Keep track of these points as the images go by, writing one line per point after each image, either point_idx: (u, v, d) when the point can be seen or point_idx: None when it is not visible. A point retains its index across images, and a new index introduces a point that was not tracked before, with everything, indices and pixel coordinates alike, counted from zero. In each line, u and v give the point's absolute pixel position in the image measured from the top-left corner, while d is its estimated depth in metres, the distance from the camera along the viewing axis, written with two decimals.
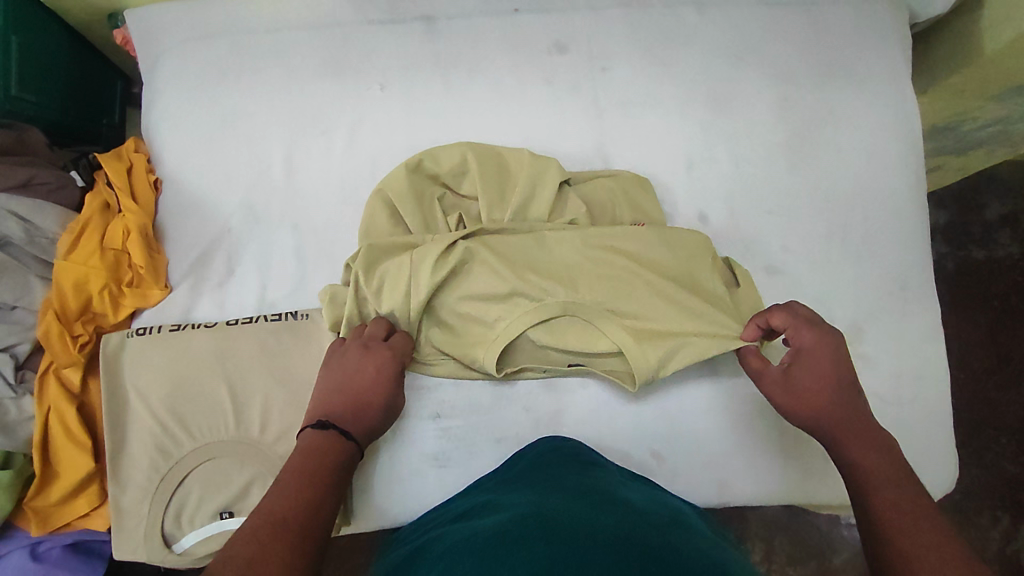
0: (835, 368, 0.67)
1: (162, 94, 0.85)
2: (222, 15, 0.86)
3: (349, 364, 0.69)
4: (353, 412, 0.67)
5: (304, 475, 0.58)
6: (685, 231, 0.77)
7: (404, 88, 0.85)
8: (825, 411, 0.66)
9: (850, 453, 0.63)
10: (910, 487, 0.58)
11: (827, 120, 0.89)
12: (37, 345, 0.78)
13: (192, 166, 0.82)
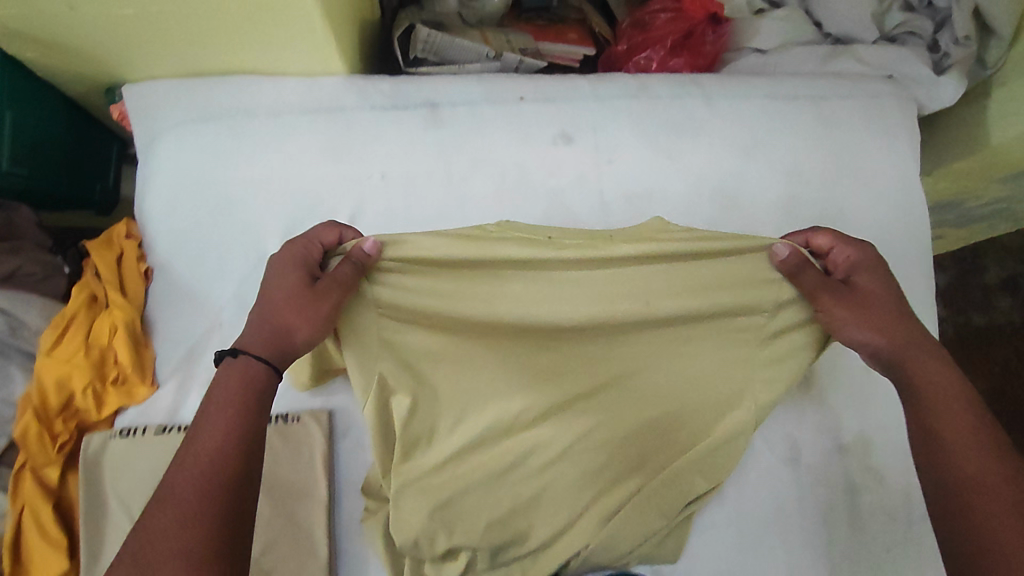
0: (895, 304, 0.66)
1: (158, 178, 0.83)
2: (220, 95, 0.84)
3: (273, 277, 0.63)
4: (275, 326, 0.60)
5: (225, 413, 0.54)
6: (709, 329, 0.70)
7: (405, 176, 0.84)
8: (891, 336, 0.64)
9: (917, 375, 0.62)
10: (998, 463, 0.55)
11: (834, 218, 0.88)
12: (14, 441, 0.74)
13: (183, 255, 0.80)
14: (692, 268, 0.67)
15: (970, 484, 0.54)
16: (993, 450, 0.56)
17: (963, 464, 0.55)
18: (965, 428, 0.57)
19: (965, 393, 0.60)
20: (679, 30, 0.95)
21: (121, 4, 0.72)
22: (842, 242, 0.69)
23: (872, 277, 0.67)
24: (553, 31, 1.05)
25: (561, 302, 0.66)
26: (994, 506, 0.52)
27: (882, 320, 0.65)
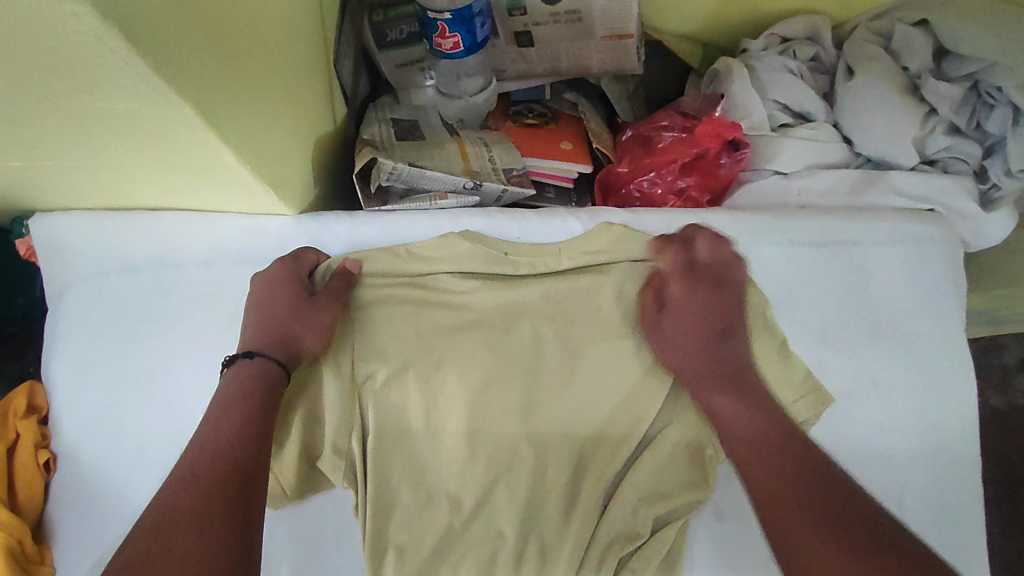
0: (703, 318, 0.68)
1: (68, 341, 0.69)
2: (141, 240, 0.70)
3: (271, 294, 0.67)
4: (284, 334, 0.65)
5: (230, 408, 0.58)
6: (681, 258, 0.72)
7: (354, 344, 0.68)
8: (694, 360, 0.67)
9: (717, 407, 0.63)
10: (803, 481, 0.54)
11: (883, 395, 0.71)
12: None
13: (90, 440, 0.66)
14: (662, 274, 0.72)
15: (776, 498, 0.54)
16: (789, 458, 0.56)
17: (765, 484, 0.55)
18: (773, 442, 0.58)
19: (767, 407, 0.62)
20: (687, 156, 0.83)
21: (5, 156, 0.58)
22: (703, 262, 0.72)
23: (687, 313, 0.68)
24: (545, 137, 0.91)
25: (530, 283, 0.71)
26: (788, 508, 0.53)
27: (687, 351, 0.67)
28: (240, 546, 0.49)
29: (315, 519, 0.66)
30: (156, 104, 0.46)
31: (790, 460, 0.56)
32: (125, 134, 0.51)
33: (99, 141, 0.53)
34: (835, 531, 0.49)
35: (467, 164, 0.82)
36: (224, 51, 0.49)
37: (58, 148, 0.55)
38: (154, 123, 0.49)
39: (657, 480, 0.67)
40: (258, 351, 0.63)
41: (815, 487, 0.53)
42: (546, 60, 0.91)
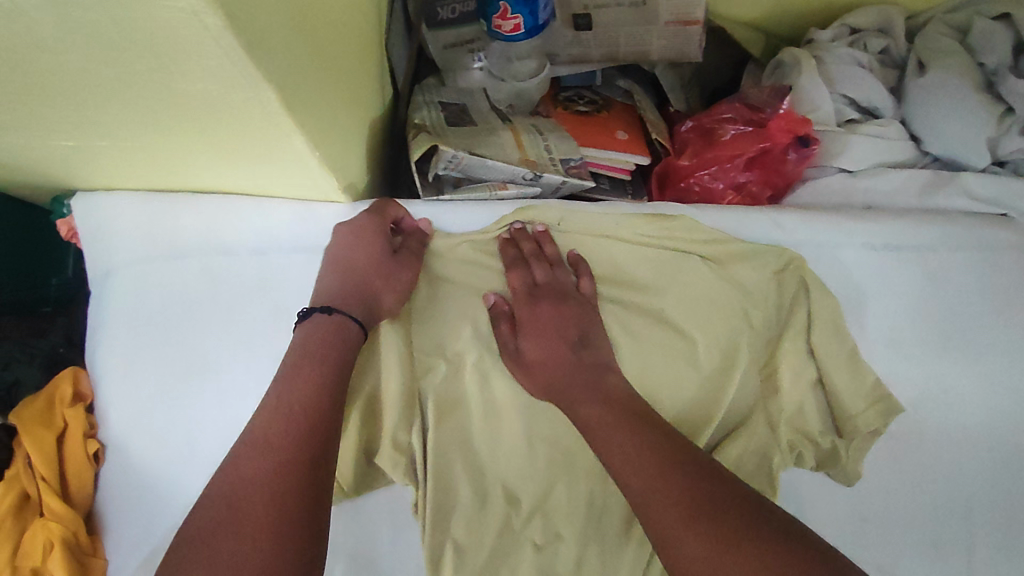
0: (558, 313, 0.66)
1: (114, 328, 0.67)
2: (191, 224, 0.66)
3: (353, 245, 0.64)
4: (366, 288, 0.63)
5: (300, 370, 0.56)
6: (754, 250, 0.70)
7: (414, 340, 0.65)
8: (552, 367, 0.64)
9: (582, 415, 0.60)
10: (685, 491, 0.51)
11: (953, 404, 0.69)
12: None
13: (140, 432, 0.64)
14: (733, 272, 0.70)
15: (656, 515, 0.51)
16: (688, 466, 0.53)
17: (653, 503, 0.52)
18: (649, 461, 0.54)
19: (653, 425, 0.58)
20: (754, 150, 0.80)
21: (58, 136, 0.55)
22: (541, 244, 0.69)
23: (539, 334, 0.65)
24: (601, 125, 0.88)
25: (614, 256, 0.70)
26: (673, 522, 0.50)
27: (556, 373, 0.63)
28: (311, 528, 0.48)
29: (372, 516, 0.65)
30: (237, 89, 0.43)
31: (672, 468, 0.53)
32: (193, 117, 0.48)
33: (166, 121, 0.50)
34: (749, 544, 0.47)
35: (523, 152, 0.78)
36: (302, 29, 0.46)
37: (118, 129, 0.52)
38: (229, 108, 0.46)
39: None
40: (338, 308, 0.61)
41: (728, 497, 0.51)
42: (603, 45, 0.88)
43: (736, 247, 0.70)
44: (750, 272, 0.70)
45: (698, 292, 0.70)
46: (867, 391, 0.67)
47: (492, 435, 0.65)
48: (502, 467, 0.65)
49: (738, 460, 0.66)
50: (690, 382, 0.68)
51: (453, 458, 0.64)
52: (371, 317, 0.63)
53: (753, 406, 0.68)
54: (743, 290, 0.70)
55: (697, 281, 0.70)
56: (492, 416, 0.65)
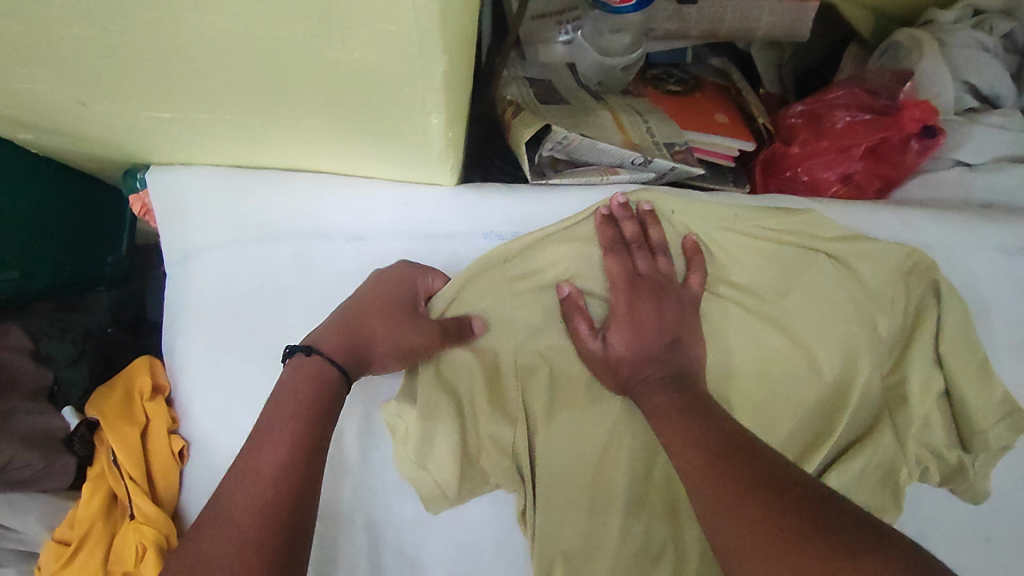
0: (654, 300, 0.58)
1: (196, 316, 0.61)
2: (284, 205, 0.62)
3: (370, 291, 0.58)
4: (366, 334, 0.55)
5: (272, 432, 0.48)
6: (884, 246, 0.65)
7: (522, 336, 0.61)
8: (629, 354, 0.58)
9: (650, 406, 0.54)
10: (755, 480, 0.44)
11: None
12: None
13: (227, 428, 0.59)
14: (862, 270, 0.64)
15: (720, 513, 0.44)
16: (758, 464, 0.45)
17: (715, 500, 0.44)
18: (714, 458, 0.47)
19: (732, 429, 0.50)
20: (874, 139, 0.74)
21: (155, 106, 0.49)
22: (646, 228, 0.62)
23: (625, 324, 0.58)
24: (698, 107, 0.82)
25: (735, 251, 0.64)
26: (740, 515, 0.42)
27: (632, 363, 0.57)
28: None
29: (475, 519, 0.62)
30: (402, 55, 0.38)
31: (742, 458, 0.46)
32: (327, 89, 0.43)
33: (291, 92, 0.45)
34: (818, 549, 0.38)
35: (626, 135, 0.73)
36: None
37: (229, 100, 0.47)
38: (379, 77, 0.41)
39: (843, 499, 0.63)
40: (317, 347, 0.53)
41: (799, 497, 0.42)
42: (704, 20, 0.82)
43: (866, 245, 0.64)
44: (879, 273, 0.65)
45: (821, 295, 0.64)
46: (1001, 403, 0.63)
47: (603, 439, 0.61)
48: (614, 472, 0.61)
49: (861, 469, 0.63)
50: (806, 388, 0.65)
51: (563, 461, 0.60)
52: (355, 368, 0.54)
53: (877, 413, 0.64)
54: (869, 293, 0.65)
55: (823, 282, 0.64)
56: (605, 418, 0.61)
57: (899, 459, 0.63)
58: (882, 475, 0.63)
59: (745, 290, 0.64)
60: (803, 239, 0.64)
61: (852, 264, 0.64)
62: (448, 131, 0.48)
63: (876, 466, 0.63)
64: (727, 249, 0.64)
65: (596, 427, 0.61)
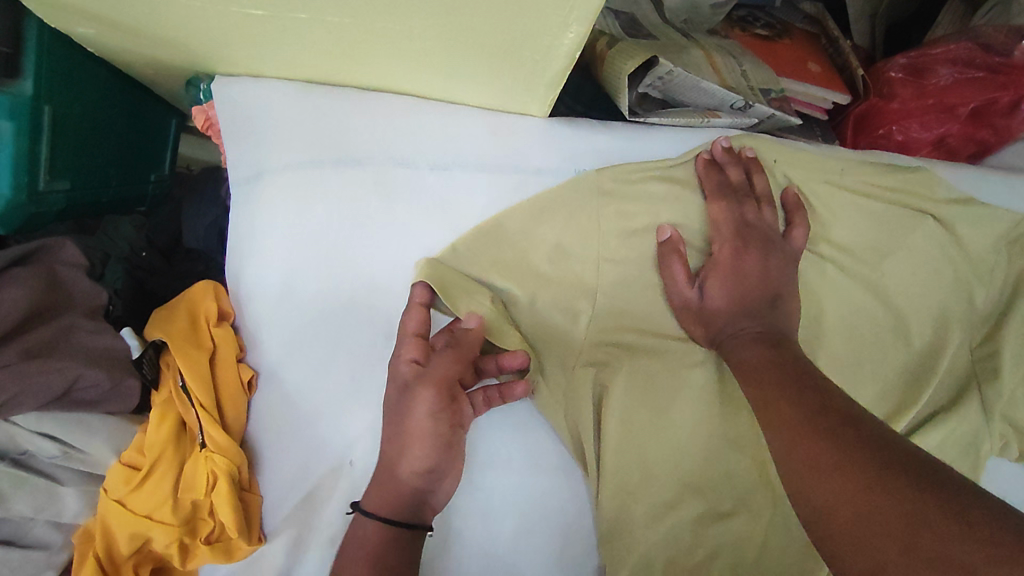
0: (760, 254, 0.55)
1: (266, 239, 0.57)
2: (364, 126, 0.57)
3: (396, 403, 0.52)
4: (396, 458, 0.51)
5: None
6: (996, 214, 0.61)
7: (613, 282, 0.57)
8: (726, 306, 0.54)
9: (740, 356, 0.52)
10: (851, 432, 0.41)
11: None
12: (66, 570, 0.58)
13: (298, 359, 0.56)
14: (967, 235, 0.61)
15: (803, 476, 0.41)
16: (846, 424, 0.42)
17: (799, 464, 0.42)
18: (803, 415, 0.44)
19: (827, 388, 0.46)
20: (984, 99, 0.71)
21: (248, 2, 0.45)
22: (751, 175, 0.59)
23: (727, 275, 0.54)
24: (790, 53, 0.77)
25: (840, 206, 0.60)
26: (829, 453, 0.41)
27: (729, 316, 0.54)
28: None
29: (545, 467, 0.59)
30: None
31: (841, 413, 0.43)
32: None
33: None
34: (908, 512, 0.36)
35: (722, 75, 0.67)
36: None
37: None
38: None
39: None
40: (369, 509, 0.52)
41: (888, 446, 0.40)
42: None
43: (975, 211, 0.61)
44: (983, 239, 0.61)
45: (924, 260, 0.61)
46: None
47: (686, 396, 0.59)
48: (697, 427, 0.59)
49: (948, 440, 0.60)
50: (898, 359, 0.61)
51: (643, 412, 0.58)
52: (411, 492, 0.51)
53: (963, 383, 0.62)
54: (972, 261, 0.62)
55: (926, 246, 0.61)
56: (690, 372, 0.59)
57: (983, 431, 0.61)
58: (969, 448, 0.61)
59: (845, 248, 0.60)
60: (907, 199, 0.61)
61: (959, 229, 0.61)
62: (576, 53, 0.48)
63: (962, 440, 0.61)
64: (830, 203, 0.60)
65: (679, 380, 0.59)
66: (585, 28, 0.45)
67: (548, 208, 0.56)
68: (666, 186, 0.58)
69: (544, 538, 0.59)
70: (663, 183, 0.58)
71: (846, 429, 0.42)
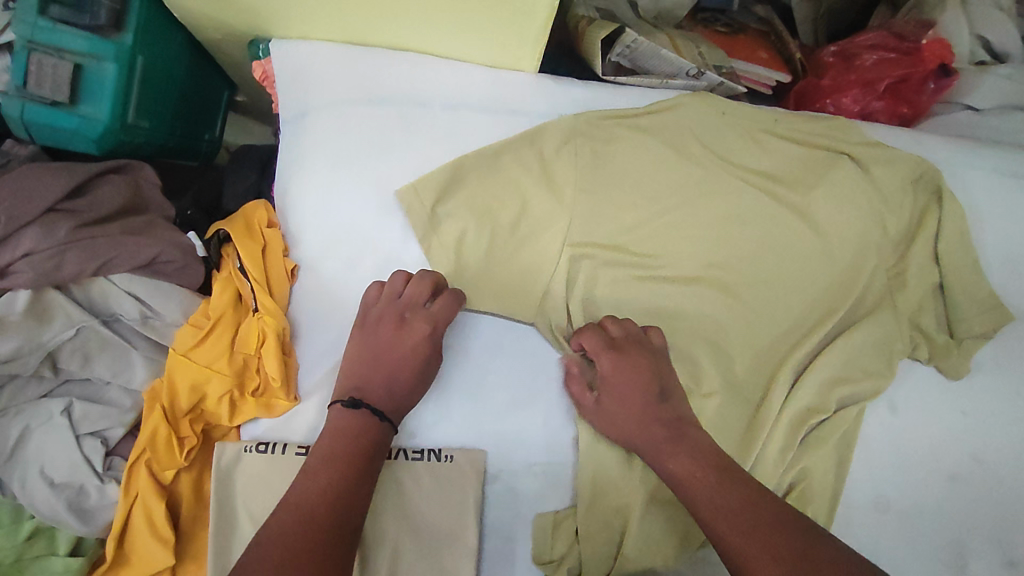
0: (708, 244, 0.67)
1: (309, 159, 0.71)
2: (392, 74, 0.73)
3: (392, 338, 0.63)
4: (388, 375, 0.62)
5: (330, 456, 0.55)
6: (901, 155, 0.76)
7: (586, 200, 0.71)
8: (650, 377, 0.64)
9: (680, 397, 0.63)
10: (757, 501, 0.53)
11: None
12: (131, 430, 0.70)
13: (332, 252, 0.70)
14: (879, 174, 0.75)
15: (726, 515, 0.53)
16: (741, 486, 0.55)
17: (709, 501, 0.55)
18: (698, 478, 0.57)
19: (720, 458, 0.59)
20: (895, 75, 0.85)
21: None
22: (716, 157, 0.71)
23: (630, 387, 0.64)
24: (743, 44, 0.93)
25: (769, 152, 0.75)
26: (741, 530, 0.51)
27: (658, 368, 0.65)
28: None
29: (530, 354, 0.72)
30: None
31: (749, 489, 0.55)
32: None
33: None
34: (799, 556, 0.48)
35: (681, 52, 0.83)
36: None
37: None
38: None
39: (848, 364, 0.73)
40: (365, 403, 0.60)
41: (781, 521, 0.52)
42: None
43: (883, 153, 0.76)
44: (893, 176, 0.75)
45: (845, 192, 0.74)
46: (975, 291, 0.76)
47: (646, 295, 0.72)
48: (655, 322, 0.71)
49: (866, 338, 0.73)
50: (825, 273, 0.74)
51: (611, 308, 0.72)
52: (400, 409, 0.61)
53: (879, 295, 0.75)
54: (884, 195, 0.75)
55: (846, 180, 0.75)
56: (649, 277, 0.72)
57: (895, 331, 0.74)
58: (884, 347, 0.74)
59: (778, 181, 0.75)
60: (825, 142, 0.76)
61: (873, 169, 0.75)
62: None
63: (880, 339, 0.73)
64: (764, 145, 0.75)
65: (639, 283, 0.72)
66: None
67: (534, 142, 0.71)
68: (627, 130, 0.73)
69: (531, 413, 0.72)
70: (628, 126, 0.73)
71: (755, 503, 0.53)
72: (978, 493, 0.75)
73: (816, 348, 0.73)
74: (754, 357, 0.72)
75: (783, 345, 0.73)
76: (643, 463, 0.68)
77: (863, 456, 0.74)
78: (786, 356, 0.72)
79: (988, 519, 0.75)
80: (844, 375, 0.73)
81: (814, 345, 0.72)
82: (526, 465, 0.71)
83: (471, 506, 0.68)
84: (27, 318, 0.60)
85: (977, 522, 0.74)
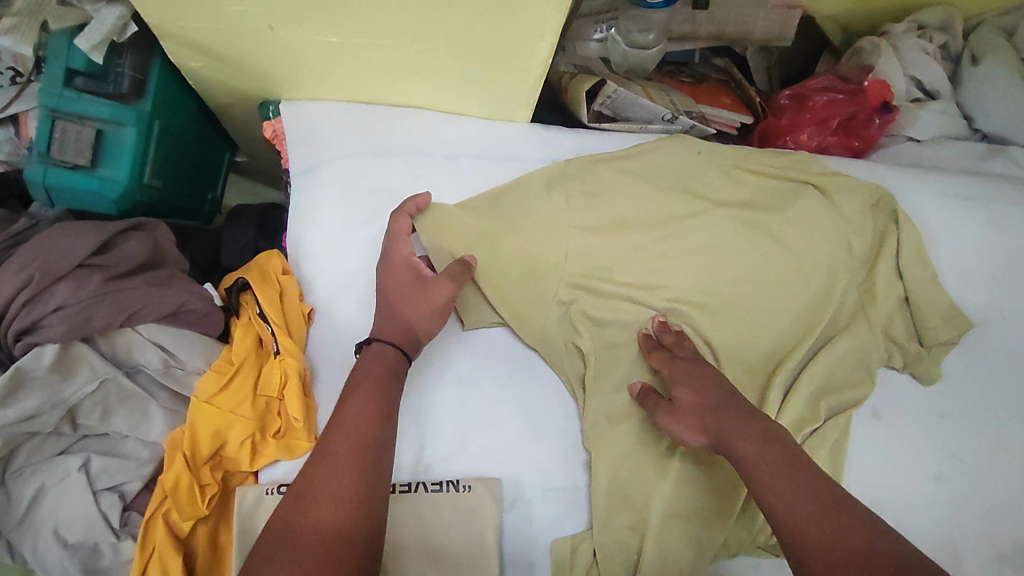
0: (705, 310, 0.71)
1: (321, 210, 0.75)
2: (397, 129, 0.79)
3: (397, 284, 0.68)
4: (398, 321, 0.66)
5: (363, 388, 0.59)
6: (856, 182, 0.85)
7: (583, 234, 0.76)
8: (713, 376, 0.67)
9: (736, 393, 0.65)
10: (817, 485, 0.55)
11: (1002, 324, 0.86)
12: (148, 483, 0.69)
13: (346, 297, 0.73)
14: (842, 200, 0.83)
15: (785, 505, 0.54)
16: (808, 476, 0.55)
17: (775, 486, 0.55)
18: (765, 457, 0.57)
19: (788, 443, 0.59)
20: (847, 111, 0.95)
21: (326, 31, 0.67)
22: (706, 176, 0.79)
23: (688, 384, 0.67)
24: (709, 90, 1.02)
25: (743, 185, 0.83)
26: (804, 516, 0.53)
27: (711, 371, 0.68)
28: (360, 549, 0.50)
29: (537, 382, 0.76)
30: None
31: (809, 474, 0.56)
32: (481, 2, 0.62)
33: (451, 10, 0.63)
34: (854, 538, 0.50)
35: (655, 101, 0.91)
36: None
37: (391, 25, 0.65)
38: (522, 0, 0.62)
39: (833, 374, 0.78)
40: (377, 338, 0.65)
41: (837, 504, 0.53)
42: (712, 24, 0.99)
43: (841, 182, 0.84)
44: (853, 202, 0.83)
45: (814, 218, 0.82)
46: (940, 301, 0.83)
47: (641, 321, 0.76)
48: None
49: (847, 348, 0.79)
50: (808, 290, 0.79)
51: (613, 334, 0.76)
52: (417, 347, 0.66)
53: (854, 310, 0.81)
54: (849, 219, 0.83)
55: (815, 207, 0.82)
56: (647, 302, 0.77)
57: (871, 341, 0.80)
58: (864, 356, 0.80)
59: (754, 208, 0.82)
60: (793, 172, 0.84)
61: (836, 196, 0.83)
62: (550, 56, 0.70)
63: (858, 351, 0.79)
64: (738, 179, 0.83)
65: (638, 309, 0.77)
66: (554, 38, 0.68)
67: (530, 184, 0.77)
68: (616, 170, 0.80)
69: (544, 439, 0.74)
70: (617, 167, 0.80)
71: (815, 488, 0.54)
72: (965, 491, 0.80)
73: (805, 359, 0.78)
74: (748, 373, 0.77)
75: (774, 361, 0.78)
76: (656, 481, 0.71)
77: (855, 462, 0.78)
78: (777, 369, 0.77)
79: (977, 515, 0.79)
80: (831, 385, 0.78)
81: (802, 358, 0.78)
82: (542, 490, 0.73)
83: (493, 535, 0.69)
84: (51, 374, 0.62)
85: (965, 519, 0.79)
